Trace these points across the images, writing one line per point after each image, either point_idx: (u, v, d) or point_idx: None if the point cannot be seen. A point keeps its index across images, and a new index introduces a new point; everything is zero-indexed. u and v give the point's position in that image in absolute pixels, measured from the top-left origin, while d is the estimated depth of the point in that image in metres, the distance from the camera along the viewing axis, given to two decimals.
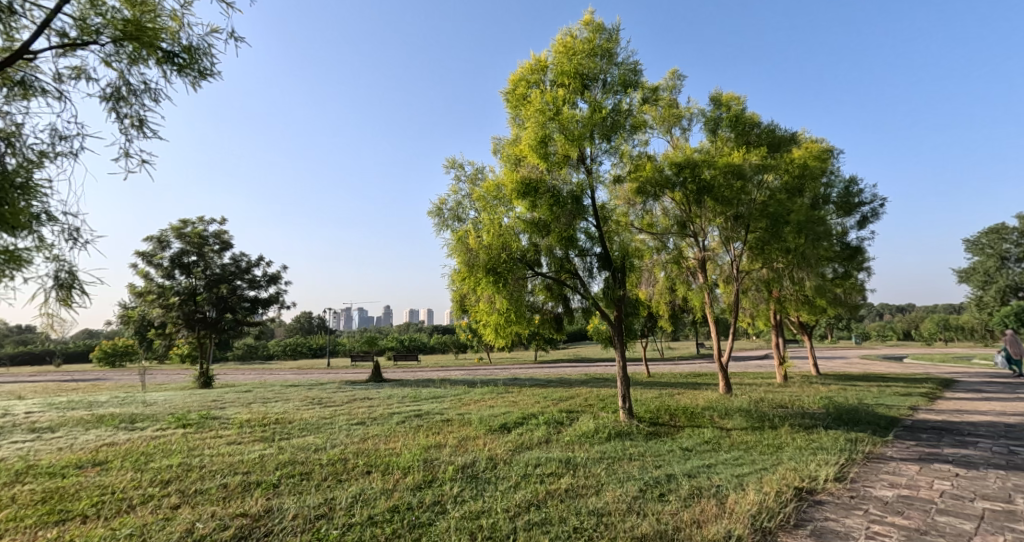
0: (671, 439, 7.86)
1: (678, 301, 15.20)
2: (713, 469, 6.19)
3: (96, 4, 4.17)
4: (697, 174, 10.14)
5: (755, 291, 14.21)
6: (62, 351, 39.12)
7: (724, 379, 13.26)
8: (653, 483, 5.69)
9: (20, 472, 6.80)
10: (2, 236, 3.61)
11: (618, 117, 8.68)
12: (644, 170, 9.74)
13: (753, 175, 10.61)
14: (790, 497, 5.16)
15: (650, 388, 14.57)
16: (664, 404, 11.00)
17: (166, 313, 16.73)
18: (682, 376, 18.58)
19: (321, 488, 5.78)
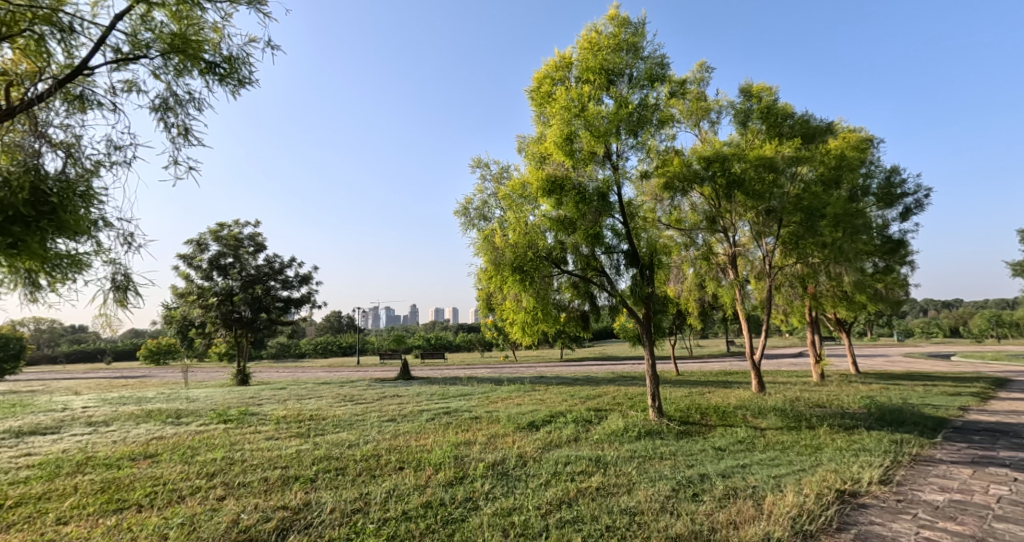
0: (703, 439, 7.78)
1: (709, 298, 15.00)
2: (748, 470, 6.12)
3: (147, 19, 4.21)
4: (726, 168, 10.00)
5: (789, 288, 13.88)
6: (111, 349, 41.19)
7: (757, 378, 13.01)
8: (687, 482, 5.67)
9: (78, 463, 7.22)
10: (65, 241, 3.75)
11: (645, 111, 8.59)
12: (672, 165, 9.70)
13: (785, 168, 10.36)
14: (831, 499, 5.08)
15: (680, 387, 14.41)
16: (695, 404, 10.86)
17: (205, 313, 17.36)
18: (711, 375, 18.25)
19: (356, 483, 5.95)
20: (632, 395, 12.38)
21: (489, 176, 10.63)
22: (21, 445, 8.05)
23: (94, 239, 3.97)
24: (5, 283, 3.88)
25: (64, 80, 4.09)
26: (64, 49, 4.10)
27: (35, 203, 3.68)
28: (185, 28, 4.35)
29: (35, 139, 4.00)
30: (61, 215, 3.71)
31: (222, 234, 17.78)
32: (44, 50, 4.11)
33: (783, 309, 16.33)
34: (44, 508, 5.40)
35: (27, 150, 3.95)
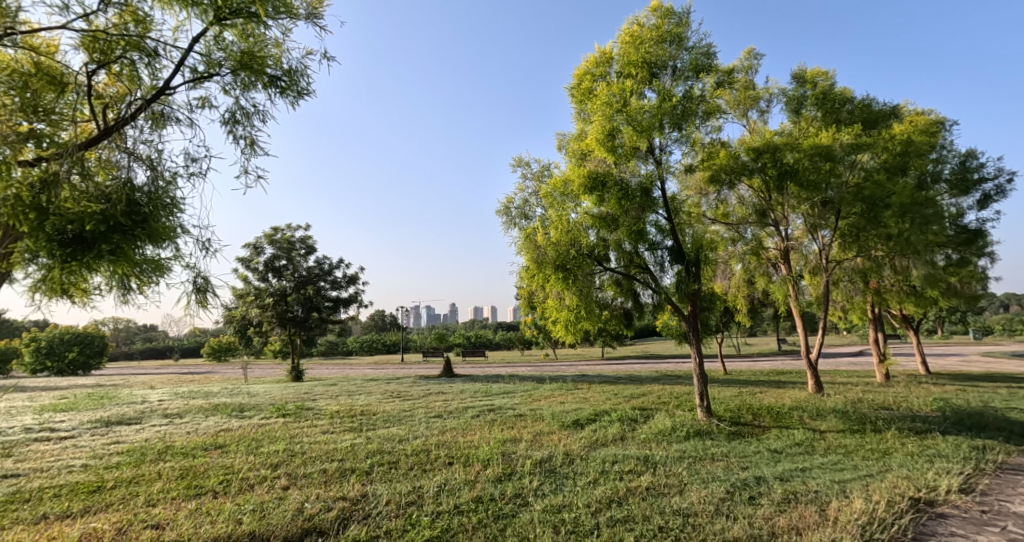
0: (757, 440, 7.66)
1: (759, 295, 14.63)
2: (808, 474, 6.00)
3: (219, 39, 4.43)
4: (778, 159, 9.64)
5: (848, 283, 13.35)
6: (180, 346, 44.16)
7: (814, 378, 12.57)
8: (742, 485, 5.64)
9: (159, 451, 7.84)
10: (150, 247, 4.08)
11: (690, 104, 8.48)
12: (718, 157, 9.53)
13: (844, 156, 9.78)
14: (904, 508, 4.94)
15: (729, 386, 14.14)
16: (747, 404, 10.65)
17: (262, 313, 18.27)
18: (761, 374, 17.76)
19: (409, 476, 6.23)
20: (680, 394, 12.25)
21: (530, 175, 10.83)
22: (109, 433, 8.84)
23: (176, 245, 4.25)
24: (102, 286, 4.19)
25: (148, 101, 4.44)
26: (151, 72, 4.45)
27: (130, 214, 4.06)
28: (251, 45, 4.56)
29: (124, 155, 4.36)
30: (151, 224, 4.09)
31: (276, 238, 18.69)
32: (135, 74, 4.50)
33: (841, 306, 15.67)
34: (136, 491, 5.93)
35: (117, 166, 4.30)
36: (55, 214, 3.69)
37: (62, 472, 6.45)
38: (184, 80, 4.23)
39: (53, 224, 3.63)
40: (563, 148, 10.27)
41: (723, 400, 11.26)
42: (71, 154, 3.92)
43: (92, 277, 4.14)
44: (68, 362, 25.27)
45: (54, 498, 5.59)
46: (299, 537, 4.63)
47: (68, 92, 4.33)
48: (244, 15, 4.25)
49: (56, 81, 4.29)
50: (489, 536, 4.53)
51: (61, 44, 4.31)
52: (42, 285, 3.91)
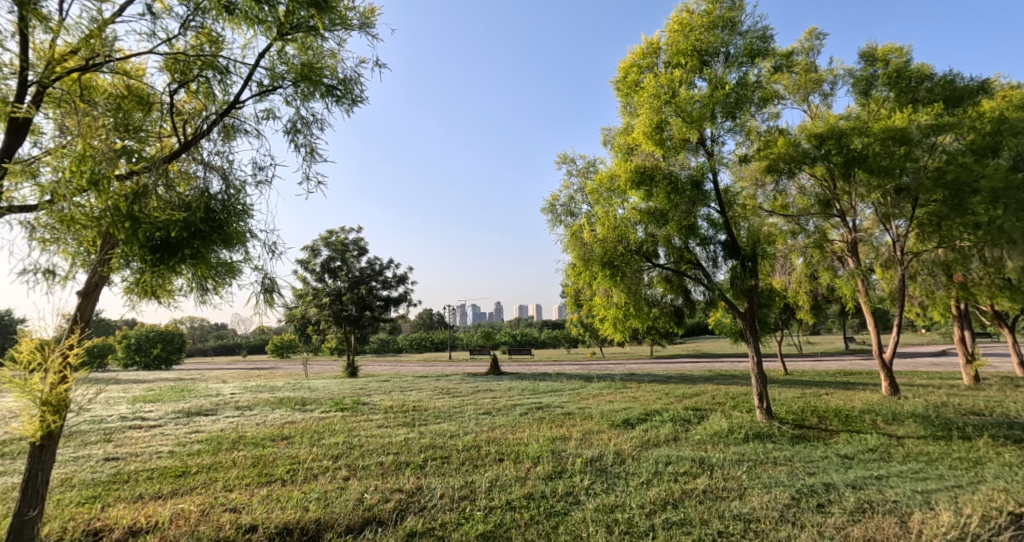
0: (825, 445, 7.45)
1: (823, 290, 14.03)
2: (883, 482, 5.81)
3: (280, 53, 4.71)
4: (844, 145, 9.11)
5: (927, 275, 12.57)
6: (246, 343, 46.80)
7: (888, 379, 12.03)
8: (809, 491, 5.52)
9: (233, 441, 8.45)
10: (221, 249, 4.44)
11: (744, 91, 8.20)
12: (776, 146, 9.23)
13: (922, 139, 9.08)
14: (1003, 523, 4.69)
15: (790, 387, 13.68)
16: (811, 405, 10.32)
17: (319, 311, 19.14)
18: (827, 374, 17.06)
19: (461, 471, 6.45)
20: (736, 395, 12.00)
21: (576, 171, 10.89)
22: (191, 422, 9.60)
23: (247, 249, 4.61)
24: (184, 287, 4.61)
25: (221, 115, 4.84)
26: (223, 88, 4.82)
27: (208, 220, 4.44)
28: (311, 57, 4.86)
29: (200, 166, 4.75)
30: (226, 229, 4.46)
31: (331, 240, 19.49)
32: (210, 91, 4.89)
33: (920, 301, 14.72)
34: (215, 477, 6.44)
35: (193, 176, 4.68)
36: (145, 222, 4.08)
37: (153, 457, 7.08)
38: (252, 94, 4.55)
39: (143, 232, 4.01)
40: (608, 143, 10.32)
41: (785, 401, 10.93)
42: (157, 167, 4.30)
43: (175, 279, 4.56)
44: (154, 358, 27.28)
45: (147, 480, 6.17)
46: (361, 526, 4.90)
47: (153, 110, 4.80)
48: (304, 29, 4.51)
49: (143, 101, 4.76)
50: (543, 533, 4.65)
51: (147, 67, 4.77)
52: (135, 286, 4.36)
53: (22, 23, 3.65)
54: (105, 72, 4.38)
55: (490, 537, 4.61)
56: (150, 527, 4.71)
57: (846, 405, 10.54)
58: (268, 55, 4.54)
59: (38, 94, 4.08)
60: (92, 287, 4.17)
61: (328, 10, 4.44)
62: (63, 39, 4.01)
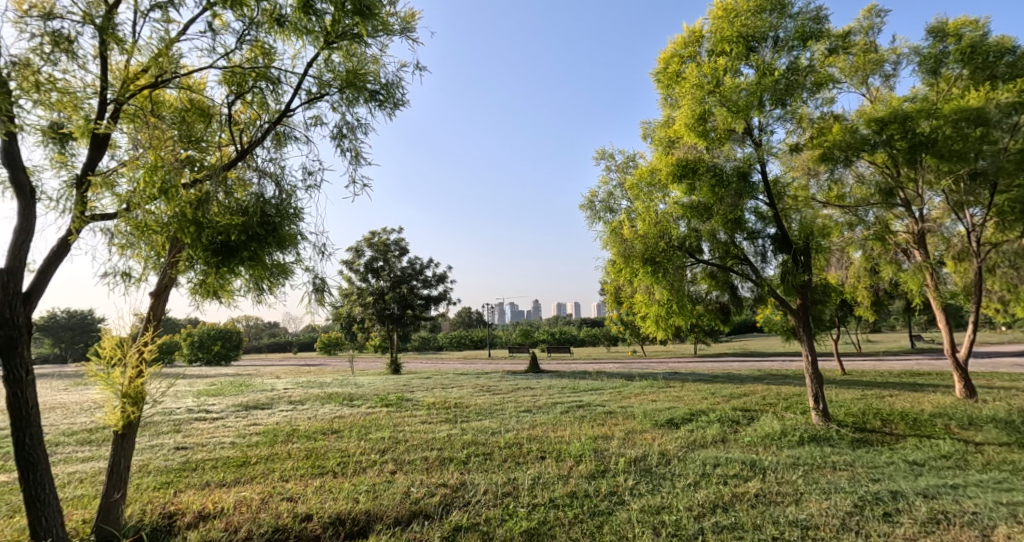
0: (890, 450, 7.14)
1: (885, 286, 13.34)
2: (959, 492, 5.48)
3: (326, 61, 4.92)
4: (908, 129, 8.49)
5: (1008, 268, 11.70)
6: (296, 341, 48.79)
7: (963, 381, 11.42)
8: (873, 498, 5.28)
9: (288, 434, 8.86)
10: (275, 251, 4.70)
11: (795, 77, 7.82)
12: (831, 133, 8.63)
13: (1002, 119, 8.26)
14: None
15: (848, 388, 13.16)
16: (871, 408, 9.91)
17: (364, 310, 19.73)
18: (891, 375, 16.29)
19: (504, 468, 6.57)
20: (788, 395, 11.67)
21: (615, 166, 10.86)
22: (249, 415, 10.13)
23: (299, 251, 4.86)
24: (243, 287, 4.90)
25: (273, 123, 5.09)
26: (276, 98, 5.07)
27: (263, 224, 4.71)
28: (355, 63, 5.04)
29: (255, 173, 5.02)
30: (279, 233, 4.72)
31: (374, 241, 20.02)
32: (264, 101, 5.14)
33: (998, 297, 13.73)
34: (272, 467, 6.80)
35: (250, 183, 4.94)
36: (208, 227, 4.35)
37: (217, 448, 7.53)
38: (301, 101, 4.76)
39: (207, 236, 4.29)
40: (648, 137, 10.23)
41: (842, 402, 10.54)
42: (217, 176, 4.56)
43: (235, 280, 4.85)
44: (214, 354, 28.81)
45: (212, 469, 6.57)
46: (408, 519, 5.08)
47: (213, 121, 5.09)
48: (349, 37, 4.71)
49: (205, 113, 5.06)
50: (587, 532, 4.68)
51: (206, 80, 5.08)
52: (199, 287, 4.67)
53: (103, 48, 3.97)
54: (170, 87, 4.69)
55: (536, 535, 4.68)
56: (217, 512, 5.03)
57: (911, 407, 10.06)
58: (316, 63, 4.74)
59: (116, 111, 4.42)
60: (162, 288, 4.51)
61: (371, 17, 4.60)
62: (135, 59, 4.33)
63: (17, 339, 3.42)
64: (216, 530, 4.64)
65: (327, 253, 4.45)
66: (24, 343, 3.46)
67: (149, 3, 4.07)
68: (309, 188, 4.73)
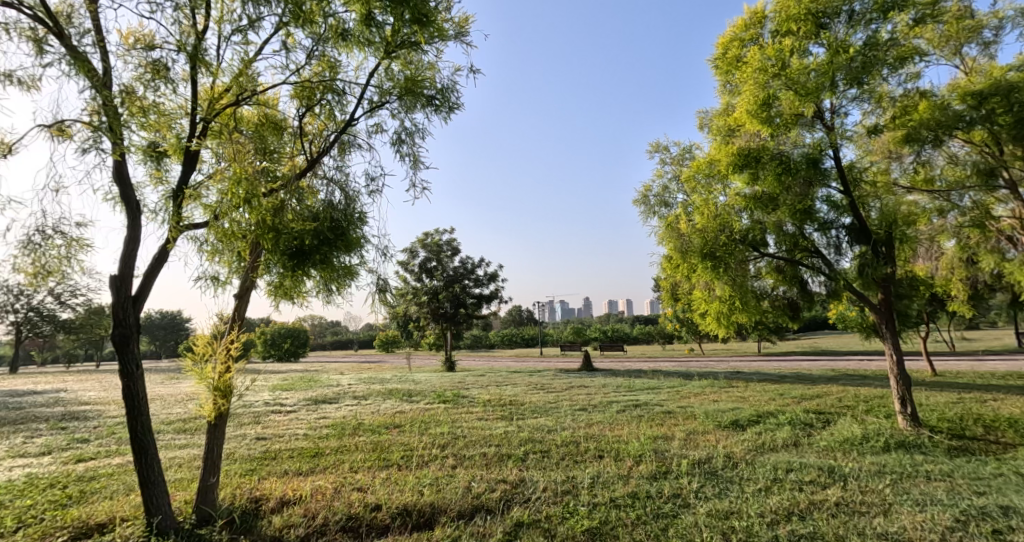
0: (995, 460, 6.63)
1: (980, 279, 12.29)
2: None
3: (387, 70, 5.14)
4: (1015, 102, 6.87)
5: None
6: (357, 338, 50.94)
7: None
8: (978, 513, 4.93)
9: (354, 427, 9.31)
10: (342, 254, 4.99)
11: (875, 52, 7.07)
12: (918, 110, 7.33)
13: None
14: None
15: (938, 391, 12.29)
16: (968, 413, 9.23)
17: (419, 309, 20.31)
18: (986, 376, 15.06)
19: (561, 466, 6.66)
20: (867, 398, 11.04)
21: (670, 160, 10.71)
22: (318, 409, 10.70)
23: (364, 253, 5.13)
24: (315, 289, 5.21)
25: (338, 133, 5.37)
26: (341, 108, 5.33)
27: (333, 229, 5.02)
28: (412, 71, 5.24)
29: (322, 181, 5.33)
30: (347, 237, 5.00)
31: (427, 242, 20.55)
32: (332, 112, 5.43)
33: None
34: (342, 458, 7.19)
35: (320, 191, 5.25)
36: (285, 233, 4.65)
37: (293, 439, 8.04)
38: (364, 110, 5.02)
39: (282, 241, 4.59)
40: (705, 127, 10.04)
41: (934, 407, 9.88)
42: (290, 185, 4.86)
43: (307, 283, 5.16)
44: (284, 351, 30.62)
45: (289, 459, 7.02)
46: (471, 512, 5.27)
47: (286, 133, 5.47)
48: (408, 45, 4.93)
49: (277, 126, 5.43)
50: (652, 534, 4.70)
51: (278, 95, 5.43)
52: (276, 288, 5.00)
53: (193, 72, 4.34)
54: (248, 104, 5.06)
55: (597, 534, 4.73)
56: (297, 499, 5.39)
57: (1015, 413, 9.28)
58: (376, 73, 4.98)
59: (203, 130, 4.81)
60: (244, 290, 4.88)
61: (429, 24, 4.79)
62: (219, 80, 4.69)
63: (128, 337, 3.84)
64: (297, 515, 4.97)
65: (389, 256, 4.68)
66: (135, 340, 3.88)
67: (230, 28, 4.43)
68: (371, 194, 4.98)
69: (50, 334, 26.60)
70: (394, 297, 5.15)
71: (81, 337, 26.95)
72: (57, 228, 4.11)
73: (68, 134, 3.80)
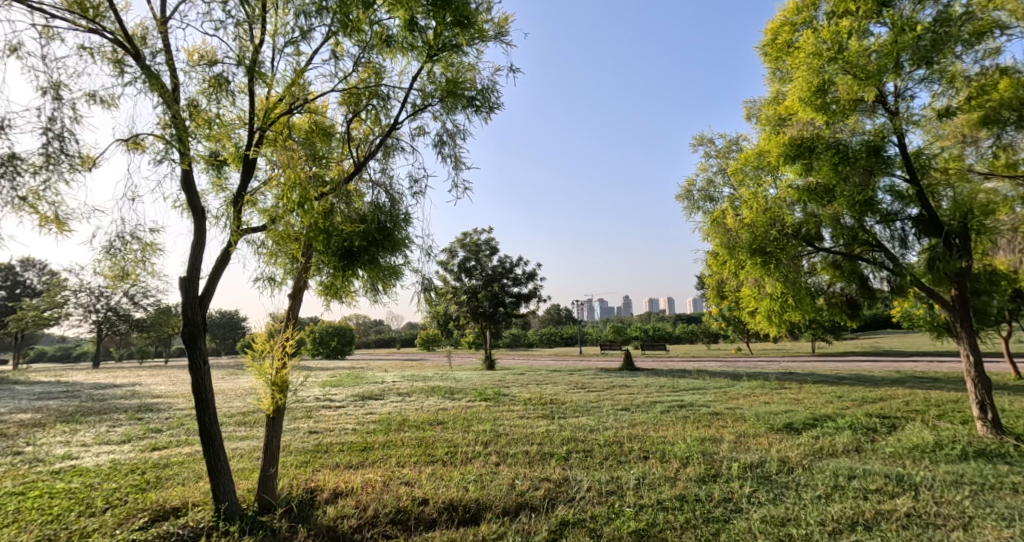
0: None
1: None
2: None
3: (429, 74, 5.25)
4: None
5: None
6: (399, 336, 52.12)
7: None
8: None
9: (400, 423, 9.56)
10: (387, 254, 5.18)
11: (946, 29, 6.40)
12: (997, 89, 6.66)
13: None
14: None
15: (1016, 395, 11.53)
16: None
17: (459, 308, 20.59)
18: None
19: (605, 466, 6.66)
20: (938, 402, 10.45)
21: (715, 152, 10.48)
22: (365, 405, 11.04)
23: (408, 254, 5.28)
24: (362, 288, 5.40)
25: (383, 137, 5.54)
26: (386, 112, 5.49)
27: (380, 231, 5.20)
28: (453, 73, 5.32)
29: (368, 185, 5.50)
30: (393, 239, 5.18)
31: (466, 242, 20.80)
32: (377, 116, 5.59)
33: None
34: (390, 453, 7.40)
35: (367, 195, 5.43)
36: (336, 235, 4.84)
37: (343, 434, 8.33)
38: (407, 114, 5.17)
39: (333, 243, 4.78)
40: (752, 117, 9.80)
41: (1015, 413, 9.26)
42: (339, 189, 5.03)
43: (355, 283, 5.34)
44: (331, 349, 31.67)
45: (340, 452, 7.30)
46: (515, 509, 5.35)
47: (334, 138, 5.67)
48: (450, 48, 5.03)
49: (325, 132, 5.64)
50: (701, 538, 4.66)
51: (327, 102, 5.66)
52: (326, 288, 5.20)
53: (254, 83, 4.58)
54: (299, 112, 5.28)
55: (644, 535, 4.73)
56: (349, 491, 5.60)
57: None
58: (418, 77, 5.10)
59: (259, 138, 5.02)
60: (298, 289, 5.11)
61: (469, 26, 4.88)
62: (273, 90, 4.90)
63: (197, 334, 4.10)
64: (349, 506, 5.17)
65: (433, 257, 4.82)
66: (201, 337, 4.14)
67: (284, 41, 4.65)
68: (414, 196, 5.13)
69: (125, 332, 28.60)
70: (437, 298, 5.29)
71: (151, 336, 28.76)
72: (134, 234, 4.42)
73: (142, 147, 4.09)
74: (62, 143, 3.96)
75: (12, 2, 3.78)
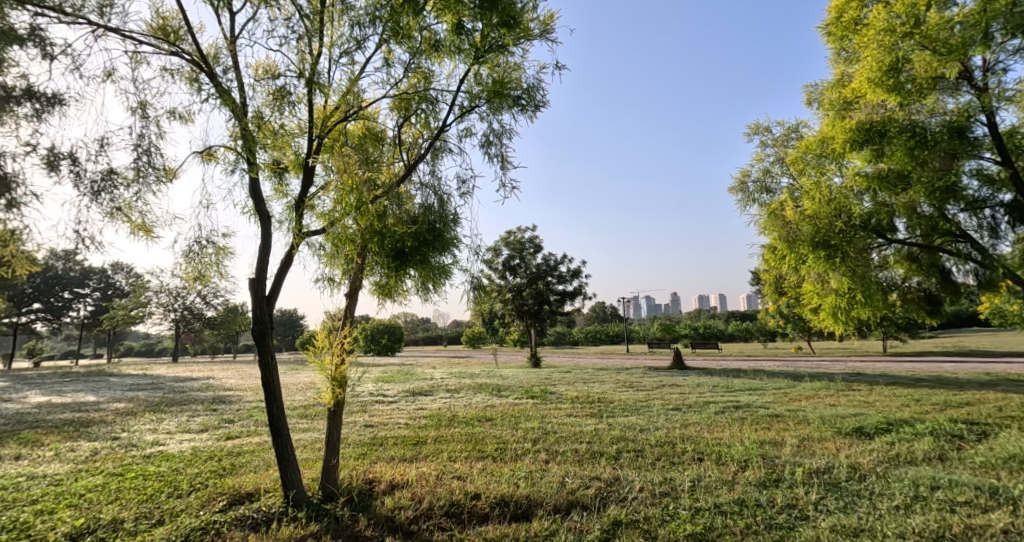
0: None
1: None
2: None
3: (476, 77, 5.35)
4: None
5: None
6: (446, 333, 53.03)
7: None
8: None
9: (450, 419, 9.76)
10: (436, 254, 5.34)
11: None
12: None
13: None
14: None
15: None
16: None
17: (504, 306, 20.74)
18: None
19: (658, 467, 6.59)
20: None
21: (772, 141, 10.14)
22: (416, 401, 11.33)
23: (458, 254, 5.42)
24: (413, 288, 5.57)
25: (432, 139, 5.66)
26: (434, 115, 5.62)
27: (431, 231, 5.34)
28: (500, 74, 5.39)
29: (417, 187, 5.65)
30: (442, 239, 5.33)
31: (510, 240, 20.91)
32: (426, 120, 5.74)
33: None
34: (442, 448, 7.59)
35: (418, 197, 5.59)
36: (389, 236, 5.02)
37: (396, 428, 8.59)
38: (455, 116, 5.29)
39: (387, 244, 4.98)
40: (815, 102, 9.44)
41: None
42: (391, 192, 5.21)
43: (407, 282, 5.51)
44: (382, 346, 32.59)
45: (395, 446, 7.53)
46: (567, 507, 5.41)
47: (385, 143, 5.88)
48: (497, 48, 5.10)
49: (377, 137, 5.86)
50: None
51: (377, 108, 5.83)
52: (380, 287, 5.38)
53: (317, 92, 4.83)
54: (354, 118, 5.47)
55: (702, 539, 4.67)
56: (405, 483, 5.81)
57: None
58: (465, 79, 5.19)
59: (319, 142, 5.23)
60: (354, 289, 5.32)
61: (515, 26, 4.94)
62: (330, 98, 5.10)
63: (265, 331, 4.36)
64: (406, 498, 5.35)
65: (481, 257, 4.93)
66: (270, 334, 4.39)
67: (340, 51, 4.87)
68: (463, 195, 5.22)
69: (197, 331, 30.46)
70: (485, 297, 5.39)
71: (220, 334, 30.45)
72: (209, 239, 4.73)
73: (215, 158, 4.38)
74: (150, 158, 4.30)
75: (105, 32, 4.13)
